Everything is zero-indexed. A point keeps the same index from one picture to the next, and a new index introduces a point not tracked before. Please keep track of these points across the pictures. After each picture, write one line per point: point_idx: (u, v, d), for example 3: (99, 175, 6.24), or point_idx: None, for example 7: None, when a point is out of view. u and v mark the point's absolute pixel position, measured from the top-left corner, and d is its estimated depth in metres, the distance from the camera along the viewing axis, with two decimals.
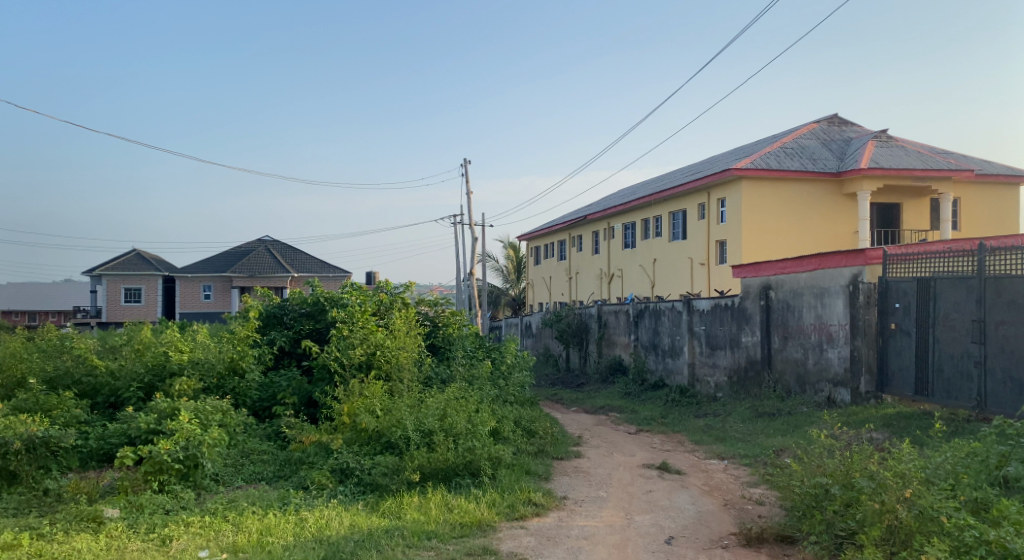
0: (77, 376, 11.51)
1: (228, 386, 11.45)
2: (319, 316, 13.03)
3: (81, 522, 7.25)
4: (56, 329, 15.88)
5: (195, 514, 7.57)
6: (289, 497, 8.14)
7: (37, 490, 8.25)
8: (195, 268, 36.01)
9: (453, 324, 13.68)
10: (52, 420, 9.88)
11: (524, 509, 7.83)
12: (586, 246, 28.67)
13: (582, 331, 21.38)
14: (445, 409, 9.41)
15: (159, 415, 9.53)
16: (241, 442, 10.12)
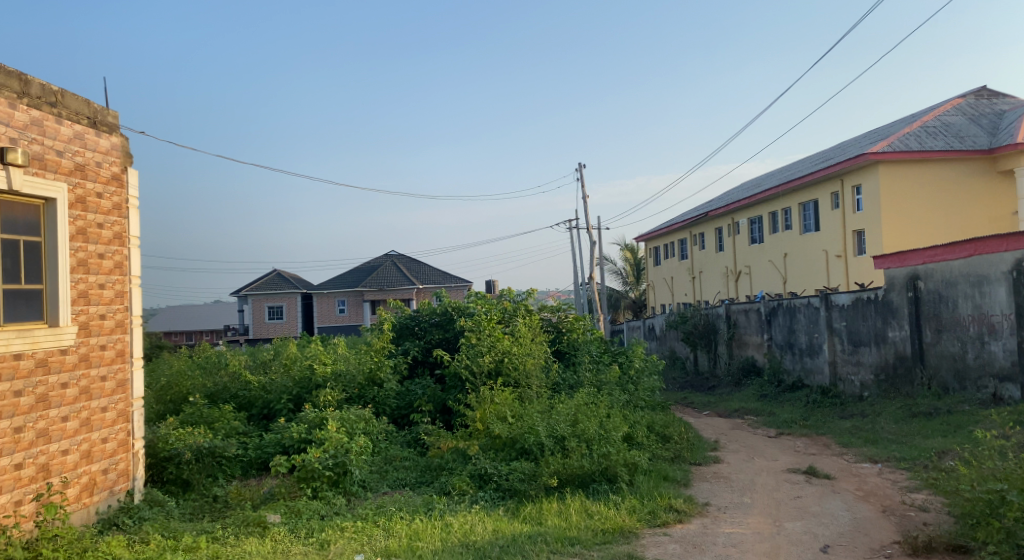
0: (234, 391, 12.36)
1: (368, 396, 11.96)
2: (448, 326, 13.39)
3: (248, 526, 7.79)
4: (211, 345, 17.05)
5: (347, 520, 7.94)
6: (434, 502, 8.40)
7: (208, 497, 8.87)
8: (330, 285, 37.85)
9: (578, 329, 13.69)
10: (216, 431, 10.71)
11: (666, 516, 7.74)
12: (710, 244, 27.95)
13: (711, 332, 20.84)
14: (576, 415, 9.47)
15: (309, 425, 10.23)
16: (384, 449, 10.51)
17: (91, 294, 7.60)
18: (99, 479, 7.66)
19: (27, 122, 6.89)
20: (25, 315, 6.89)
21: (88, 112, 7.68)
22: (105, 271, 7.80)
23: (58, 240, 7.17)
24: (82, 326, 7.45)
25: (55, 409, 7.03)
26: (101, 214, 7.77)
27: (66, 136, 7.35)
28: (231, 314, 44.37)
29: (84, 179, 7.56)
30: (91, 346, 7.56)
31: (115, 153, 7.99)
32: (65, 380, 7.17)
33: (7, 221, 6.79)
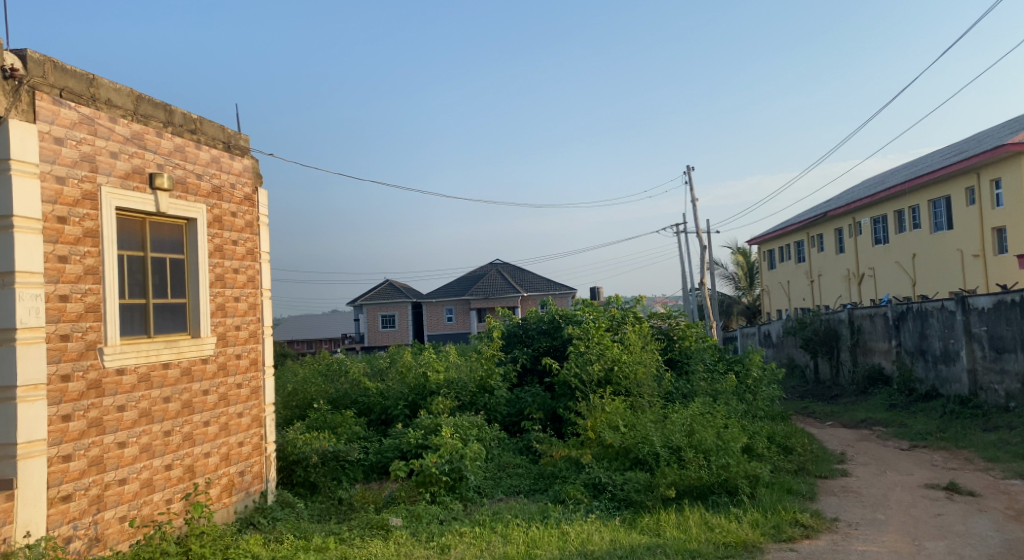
0: (354, 397, 12.81)
1: (479, 402, 12.11)
2: (556, 333, 13.39)
3: (371, 529, 8.03)
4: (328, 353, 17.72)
5: (465, 525, 8.06)
6: (549, 510, 8.42)
7: (334, 499, 9.21)
8: (438, 294, 38.64)
9: (690, 337, 13.44)
10: (339, 436, 11.14)
11: (792, 531, 7.47)
12: (829, 246, 26.80)
13: (832, 338, 19.93)
14: (692, 425, 9.30)
15: (425, 431, 10.51)
16: (497, 455, 10.61)
17: (227, 306, 8.08)
18: (236, 481, 8.12)
19: (172, 149, 7.35)
20: (172, 328, 7.37)
21: (223, 137, 8.20)
22: (239, 284, 8.27)
23: (199, 257, 7.66)
24: (219, 337, 7.91)
25: (198, 414, 7.49)
26: (235, 232, 8.26)
27: (205, 161, 7.84)
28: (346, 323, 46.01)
29: (221, 200, 8.06)
30: (228, 354, 8.04)
31: (246, 175, 8.49)
32: (206, 387, 7.65)
33: (157, 241, 7.26)
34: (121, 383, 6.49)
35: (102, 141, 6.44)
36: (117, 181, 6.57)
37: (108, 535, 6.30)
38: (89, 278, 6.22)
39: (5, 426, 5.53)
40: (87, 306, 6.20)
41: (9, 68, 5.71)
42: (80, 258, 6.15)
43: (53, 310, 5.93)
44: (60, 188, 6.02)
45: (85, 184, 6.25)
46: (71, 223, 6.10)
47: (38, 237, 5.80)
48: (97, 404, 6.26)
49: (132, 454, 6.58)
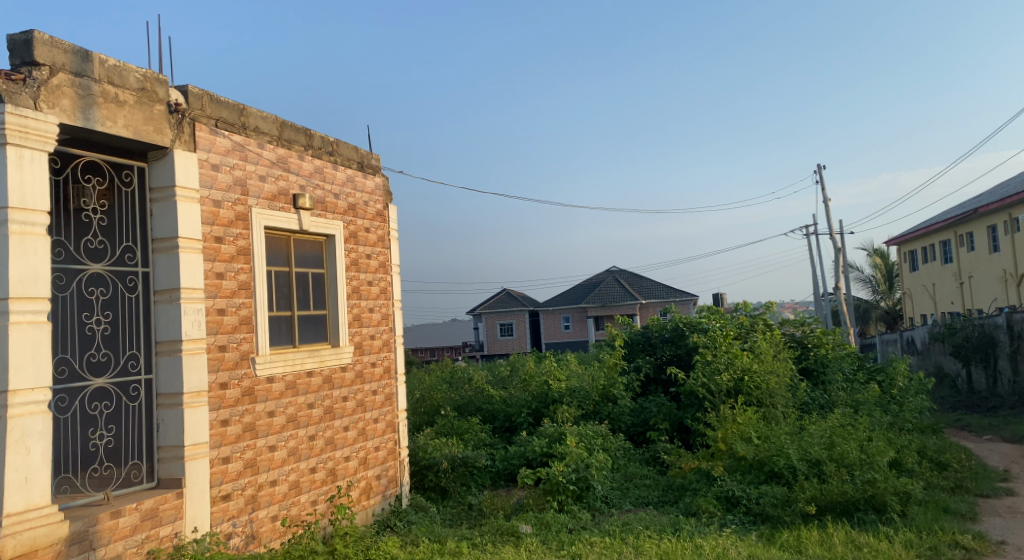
0: (478, 404, 13.04)
1: (603, 412, 12.08)
2: (680, 342, 13.15)
3: (502, 535, 8.16)
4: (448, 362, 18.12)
5: (595, 535, 8.04)
6: (681, 523, 8.29)
7: (464, 504, 9.41)
8: (557, 302, 38.78)
9: (827, 345, 12.89)
10: (465, 442, 11.38)
11: (951, 553, 7.03)
12: (981, 246, 24.99)
13: (986, 345, 18.56)
14: (832, 437, 8.92)
15: (548, 439, 10.59)
16: (623, 466, 10.54)
17: (363, 317, 8.48)
18: (374, 484, 8.48)
19: (312, 171, 7.80)
20: (314, 338, 7.81)
21: (357, 157, 8.62)
22: (373, 295, 8.66)
23: (337, 271, 8.08)
24: (356, 346, 8.30)
25: (338, 420, 7.89)
26: (369, 246, 8.67)
27: (341, 180, 8.27)
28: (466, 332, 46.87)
29: (356, 217, 8.48)
30: (364, 363, 8.42)
31: (378, 193, 8.90)
32: (345, 394, 8.04)
33: (300, 257, 7.72)
34: (271, 390, 6.94)
35: (251, 165, 6.93)
36: (264, 202, 7.05)
37: (262, 533, 6.74)
38: (242, 292, 6.69)
39: (174, 430, 5.96)
40: (241, 318, 6.66)
41: (174, 102, 6.08)
42: (234, 274, 6.62)
43: (212, 322, 6.37)
44: (216, 211, 6.49)
45: (238, 207, 6.73)
46: (226, 242, 6.56)
47: (198, 256, 6.21)
48: (251, 409, 6.70)
49: (281, 457, 7.02)
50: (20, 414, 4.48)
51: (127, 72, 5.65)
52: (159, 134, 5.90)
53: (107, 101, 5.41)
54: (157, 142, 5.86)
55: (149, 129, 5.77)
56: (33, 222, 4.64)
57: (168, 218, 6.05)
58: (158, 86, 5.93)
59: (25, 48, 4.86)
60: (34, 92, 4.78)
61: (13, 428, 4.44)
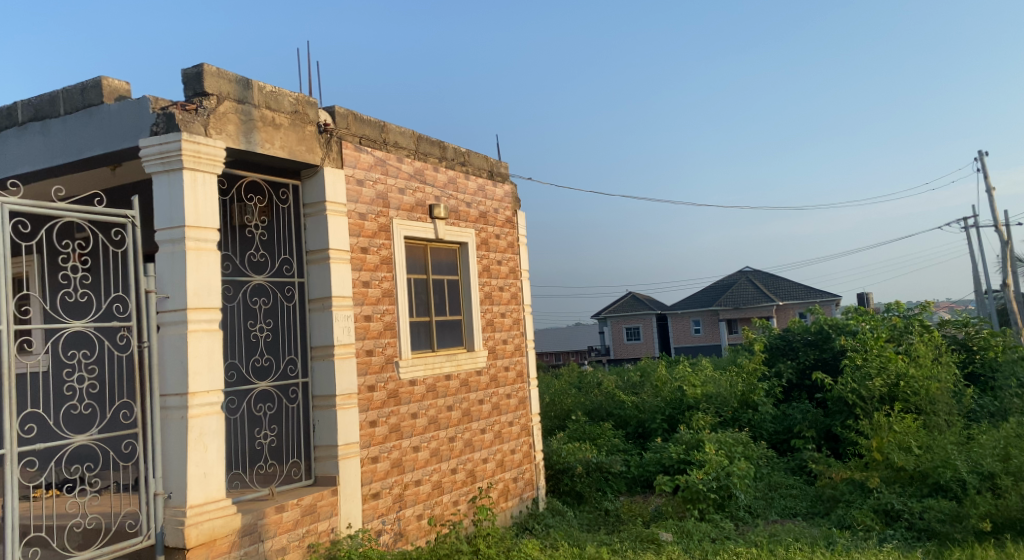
0: (609, 409, 12.96)
1: (743, 419, 11.74)
2: (824, 345, 12.60)
3: (643, 542, 8.08)
4: (572, 367, 18.15)
5: (741, 546, 7.80)
6: (834, 536, 7.95)
7: (601, 510, 9.39)
8: (687, 304, 37.97)
9: (995, 348, 11.94)
10: (598, 447, 11.35)
11: None
12: None
13: None
14: (1007, 449, 8.28)
15: (686, 446, 10.39)
16: (767, 475, 10.20)
17: (496, 322, 8.66)
18: (512, 487, 8.66)
19: (446, 181, 8.07)
20: (451, 343, 8.06)
21: (487, 166, 8.83)
22: (505, 300, 8.84)
23: (471, 278, 8.32)
24: (490, 350, 8.50)
25: (475, 422, 8.10)
26: (500, 253, 8.86)
27: (473, 189, 8.50)
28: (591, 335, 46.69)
29: (487, 225, 8.69)
30: (498, 367, 8.60)
31: (507, 200, 9.09)
32: (481, 397, 8.24)
33: (437, 264, 7.99)
34: (413, 392, 7.22)
35: (391, 178, 7.25)
36: (404, 213, 7.36)
37: (409, 531, 7.01)
38: (386, 300, 7.01)
39: (329, 430, 6.32)
40: (386, 324, 6.98)
41: (324, 122, 6.45)
42: (379, 282, 6.94)
43: (360, 328, 6.71)
44: (362, 223, 6.84)
45: (380, 219, 7.06)
46: (371, 252, 6.90)
47: (347, 266, 6.56)
48: (396, 411, 7.00)
49: (424, 457, 7.28)
50: (198, 415, 4.90)
51: (283, 96, 6.04)
52: (311, 153, 6.29)
53: (265, 125, 5.83)
54: (309, 160, 6.25)
55: (302, 149, 6.16)
56: (207, 240, 5.07)
57: (320, 231, 6.43)
58: (309, 108, 6.32)
59: (196, 81, 5.31)
60: (204, 120, 5.21)
61: (193, 428, 4.86)
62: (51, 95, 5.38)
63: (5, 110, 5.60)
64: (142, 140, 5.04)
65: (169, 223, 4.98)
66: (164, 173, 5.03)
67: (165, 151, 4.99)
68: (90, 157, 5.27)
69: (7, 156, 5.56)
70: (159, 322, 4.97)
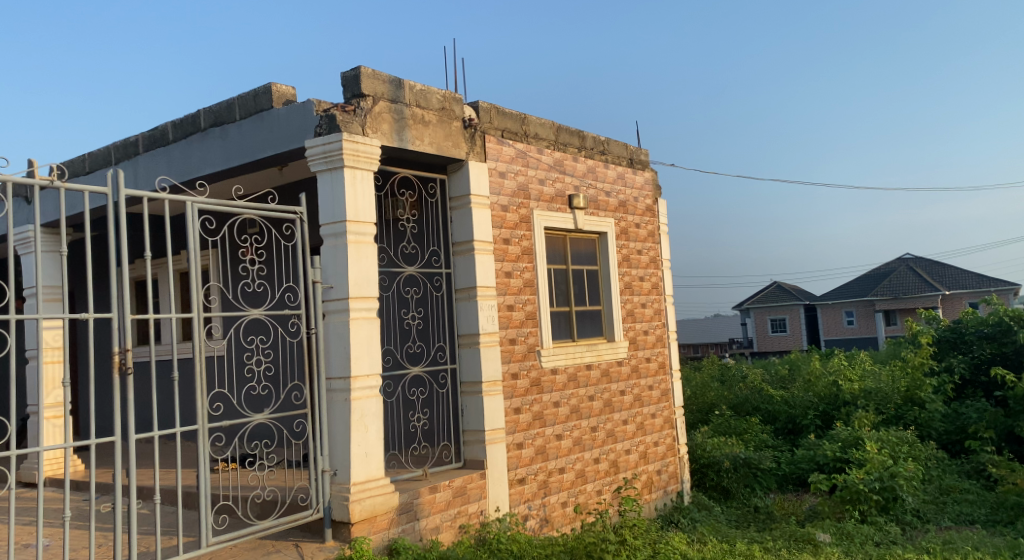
0: (756, 403, 12.55)
1: (908, 417, 11.04)
2: (1004, 338, 11.31)
3: (798, 542, 7.79)
4: (712, 360, 17.70)
5: (910, 552, 7.36)
6: (1021, 547, 7.35)
7: (750, 507, 9.14)
8: (839, 294, 36.07)
9: None
10: (746, 442, 11.02)
11: None
12: None
13: None
14: None
15: (843, 444, 9.90)
16: (937, 478, 9.57)
17: (636, 312, 8.60)
18: (655, 479, 8.60)
19: (586, 171, 8.09)
20: (592, 333, 8.10)
21: (626, 153, 8.78)
22: (645, 291, 8.77)
23: (611, 268, 8.30)
24: (632, 341, 8.46)
25: (617, 413, 8.10)
26: (640, 242, 8.79)
27: (612, 178, 8.48)
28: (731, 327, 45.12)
29: (627, 214, 8.65)
30: (639, 358, 8.55)
31: (647, 188, 9.01)
32: (623, 388, 8.23)
33: (578, 254, 8.04)
34: (555, 381, 7.32)
35: (532, 170, 7.36)
36: (544, 205, 7.46)
37: (554, 517, 7.14)
38: (527, 290, 7.14)
39: (476, 415, 6.54)
40: (527, 314, 7.11)
41: (469, 117, 6.64)
42: (521, 273, 7.08)
43: (503, 318, 6.87)
44: (504, 214, 6.99)
45: (522, 210, 7.19)
46: (513, 243, 7.04)
47: (490, 257, 6.73)
48: (539, 399, 7.13)
49: (568, 445, 7.38)
50: (359, 397, 5.22)
51: (431, 93, 6.27)
52: (457, 148, 6.50)
53: (416, 123, 6.08)
54: (455, 155, 6.46)
55: (449, 144, 6.38)
56: (366, 233, 5.37)
57: (466, 223, 6.63)
58: (455, 103, 6.52)
59: (354, 83, 5.61)
60: (362, 120, 5.52)
61: (355, 410, 5.18)
62: (227, 102, 5.87)
63: (189, 118, 6.16)
64: (307, 140, 5.41)
65: (332, 218, 5.31)
66: (327, 171, 5.36)
67: (327, 151, 5.32)
68: (261, 159, 5.72)
69: (192, 159, 6.13)
70: (324, 310, 5.32)
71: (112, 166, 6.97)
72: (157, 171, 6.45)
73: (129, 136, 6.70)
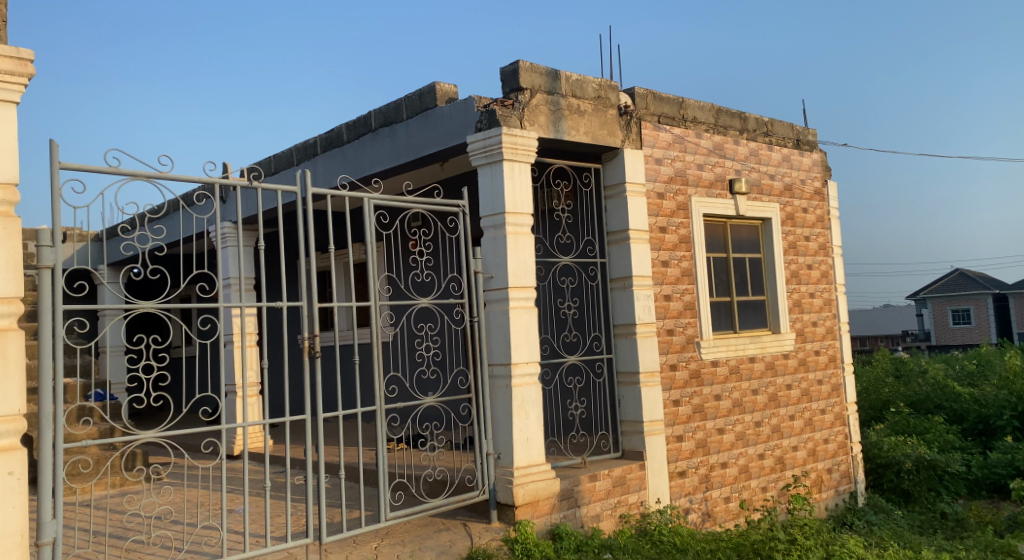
0: (939, 401, 11.63)
1: None
2: None
3: (997, 553, 7.13)
4: (885, 354, 16.53)
5: None
6: None
7: (936, 512, 8.48)
8: None
9: None
10: (928, 443, 10.23)
11: None
12: None
13: None
14: None
15: None
16: None
17: (804, 302, 8.20)
18: (826, 478, 8.18)
19: (748, 154, 7.80)
20: (755, 324, 7.81)
21: (793, 134, 8.38)
22: (814, 280, 8.34)
23: (776, 256, 7.95)
24: (799, 333, 8.08)
25: (784, 408, 7.77)
26: (808, 228, 8.38)
27: (777, 160, 8.12)
28: (905, 317, 41.83)
29: (794, 198, 8.26)
30: (807, 350, 8.14)
31: (815, 169, 8.57)
32: (790, 382, 7.88)
33: (739, 242, 7.77)
34: (716, 373, 7.13)
35: (690, 155, 7.19)
36: (703, 191, 7.26)
37: (717, 513, 6.96)
38: (685, 279, 6.98)
39: (633, 406, 6.48)
40: (686, 304, 6.95)
41: (624, 105, 6.58)
42: (678, 262, 6.94)
43: (660, 308, 6.76)
44: (660, 202, 6.87)
45: (679, 197, 7.04)
46: (670, 231, 6.91)
47: (646, 246, 6.64)
48: (699, 391, 6.97)
49: (730, 440, 7.16)
50: (520, 384, 5.33)
51: (587, 82, 6.26)
52: (612, 137, 6.46)
53: (572, 113, 6.10)
54: (611, 144, 6.42)
55: (605, 133, 6.36)
56: (524, 224, 5.47)
57: (621, 211, 6.58)
58: (611, 91, 6.47)
59: (513, 77, 5.70)
60: (520, 113, 5.60)
61: (516, 396, 5.30)
62: (395, 103, 6.16)
63: (361, 119, 6.51)
64: (468, 135, 5.56)
65: (492, 210, 5.44)
66: (487, 165, 5.50)
67: (487, 145, 5.45)
68: (427, 155, 5.95)
69: (364, 158, 6.48)
70: (485, 299, 5.46)
71: (294, 166, 7.49)
72: (334, 171, 6.89)
73: (309, 139, 7.18)
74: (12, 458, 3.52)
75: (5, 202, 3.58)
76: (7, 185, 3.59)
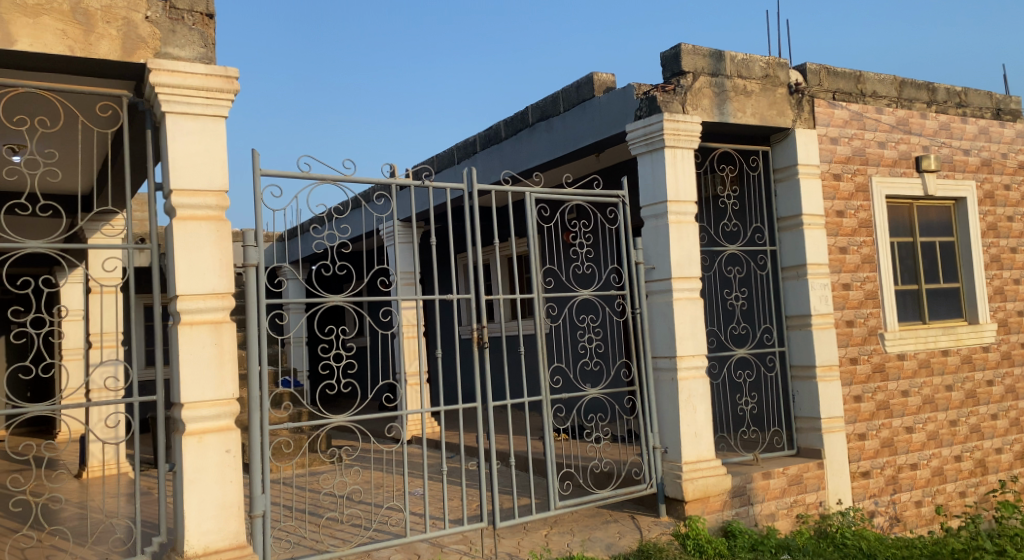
0: None
1: None
2: None
3: None
4: None
5: None
6: None
7: None
8: None
9: None
10: None
11: None
12: None
13: None
14: None
15: None
16: None
17: (1008, 289, 7.39)
18: None
19: (938, 128, 7.13)
20: (948, 314, 7.14)
21: (991, 103, 7.57)
22: (1019, 264, 7.49)
23: (973, 239, 7.22)
24: (1001, 323, 7.29)
25: (984, 406, 7.05)
26: (1010, 206, 7.54)
27: (973, 133, 7.36)
28: None
29: (993, 173, 7.46)
30: (1012, 343, 7.33)
31: (1019, 141, 7.69)
32: (991, 377, 7.13)
33: (928, 224, 7.13)
34: (903, 367, 6.59)
35: (870, 133, 6.68)
36: (886, 170, 6.73)
37: (907, 517, 6.45)
38: (867, 266, 6.51)
39: (810, 401, 6.14)
40: (867, 293, 6.48)
41: (795, 82, 6.20)
42: (857, 248, 6.47)
43: (839, 297, 6.34)
44: (837, 184, 6.44)
45: (858, 178, 6.57)
46: (848, 215, 6.46)
47: (822, 231, 6.24)
48: (883, 387, 6.47)
49: (921, 440, 6.60)
50: (687, 378, 5.19)
51: (754, 61, 5.97)
52: (782, 117, 6.12)
53: (738, 94, 5.85)
54: (780, 124, 6.09)
55: (773, 113, 6.04)
56: (687, 212, 5.31)
57: (793, 195, 6.23)
58: (780, 69, 6.14)
59: (674, 61, 5.54)
60: (682, 98, 5.45)
61: (683, 389, 5.16)
62: (553, 97, 6.18)
63: (520, 115, 6.61)
64: (627, 125, 5.48)
65: (653, 199, 5.33)
66: (647, 154, 5.40)
67: (648, 134, 5.35)
68: (586, 147, 5.93)
69: (524, 153, 6.57)
70: (648, 290, 5.37)
71: (457, 164, 7.73)
72: (495, 167, 7.04)
73: (470, 138, 7.39)
74: (229, 438, 3.87)
75: (217, 207, 3.95)
76: (219, 192, 3.96)
